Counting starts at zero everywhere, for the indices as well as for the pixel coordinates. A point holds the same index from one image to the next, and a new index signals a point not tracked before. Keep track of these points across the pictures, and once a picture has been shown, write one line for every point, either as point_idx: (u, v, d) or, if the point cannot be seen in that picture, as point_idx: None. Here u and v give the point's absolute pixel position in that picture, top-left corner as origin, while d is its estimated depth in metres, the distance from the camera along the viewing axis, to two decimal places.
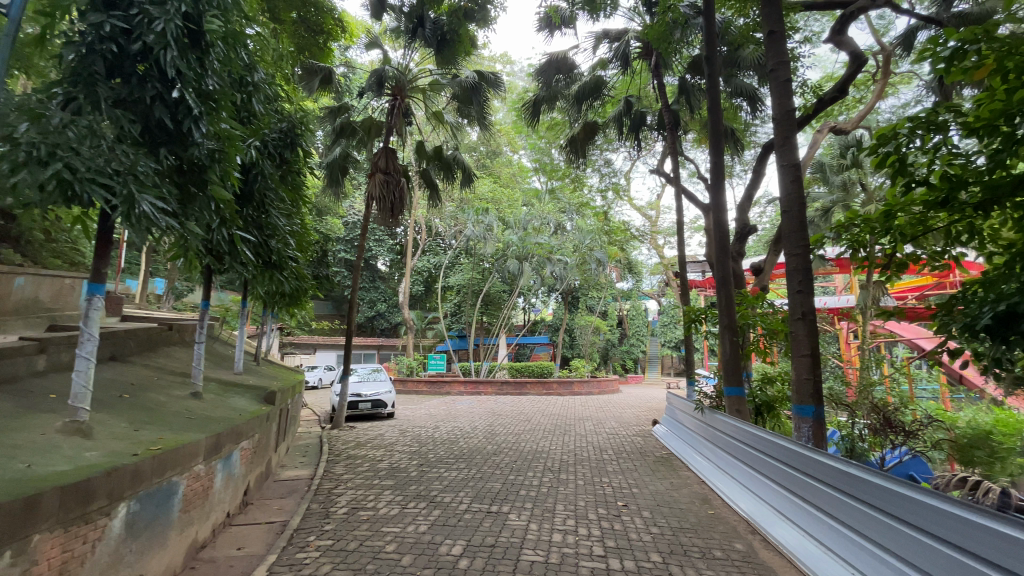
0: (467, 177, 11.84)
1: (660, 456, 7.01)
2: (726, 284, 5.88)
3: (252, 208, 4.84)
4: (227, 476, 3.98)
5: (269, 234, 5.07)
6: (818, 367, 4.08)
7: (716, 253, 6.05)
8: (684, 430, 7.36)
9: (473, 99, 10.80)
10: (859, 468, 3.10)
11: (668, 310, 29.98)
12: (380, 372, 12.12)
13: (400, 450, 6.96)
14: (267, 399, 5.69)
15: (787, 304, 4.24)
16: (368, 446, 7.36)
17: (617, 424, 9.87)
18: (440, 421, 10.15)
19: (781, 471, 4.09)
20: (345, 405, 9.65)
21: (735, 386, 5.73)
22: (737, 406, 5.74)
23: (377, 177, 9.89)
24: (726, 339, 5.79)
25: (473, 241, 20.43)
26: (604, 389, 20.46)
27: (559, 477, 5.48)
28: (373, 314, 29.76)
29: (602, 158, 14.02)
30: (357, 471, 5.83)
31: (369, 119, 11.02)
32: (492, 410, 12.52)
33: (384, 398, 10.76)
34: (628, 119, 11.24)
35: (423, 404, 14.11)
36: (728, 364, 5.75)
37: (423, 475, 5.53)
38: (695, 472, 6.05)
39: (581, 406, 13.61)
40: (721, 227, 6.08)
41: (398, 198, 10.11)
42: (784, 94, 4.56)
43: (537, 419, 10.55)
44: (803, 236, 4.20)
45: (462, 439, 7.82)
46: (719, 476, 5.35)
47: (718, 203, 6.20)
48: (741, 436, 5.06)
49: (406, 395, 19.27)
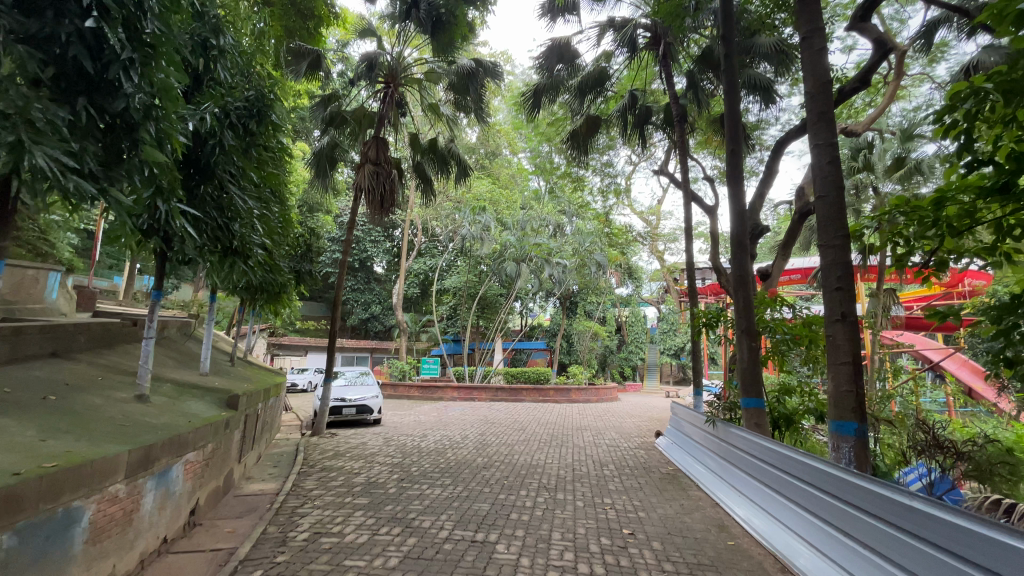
0: (462, 170, 11.18)
1: (666, 472, 6.40)
2: (744, 283, 5.29)
3: (209, 184, 4.24)
4: (162, 496, 3.37)
5: (230, 217, 4.46)
6: (860, 378, 3.47)
7: (734, 249, 5.49)
8: (694, 444, 6.72)
9: (469, 87, 10.18)
10: (919, 500, 2.53)
11: (668, 317, 29.44)
12: (368, 376, 11.48)
13: (380, 462, 6.32)
14: (229, 403, 5.07)
15: (822, 304, 3.65)
16: (346, 457, 6.72)
17: (617, 435, 9.25)
18: (429, 429, 9.50)
19: (813, 497, 3.50)
20: (326, 410, 9.01)
21: (754, 396, 5.09)
22: (755, 420, 5.07)
23: (366, 167, 9.27)
24: (744, 345, 5.17)
25: (469, 241, 19.84)
26: (603, 396, 19.79)
27: (555, 497, 4.86)
28: (367, 316, 29.12)
29: (604, 157, 13.47)
30: (329, 485, 5.20)
31: (362, 109, 10.56)
32: (485, 417, 11.85)
33: (371, 403, 10.08)
34: (632, 114, 10.68)
35: (413, 409, 13.48)
36: (746, 372, 5.12)
37: (402, 493, 4.91)
38: (705, 492, 5.42)
39: (579, 415, 12.98)
40: (741, 221, 5.51)
41: (388, 190, 9.49)
42: (818, 66, 4.01)
43: (532, 428, 9.91)
44: (842, 225, 3.63)
45: (451, 450, 7.19)
46: (734, 498, 4.75)
47: (736, 197, 5.62)
48: (760, 454, 4.47)
49: (397, 399, 18.60)
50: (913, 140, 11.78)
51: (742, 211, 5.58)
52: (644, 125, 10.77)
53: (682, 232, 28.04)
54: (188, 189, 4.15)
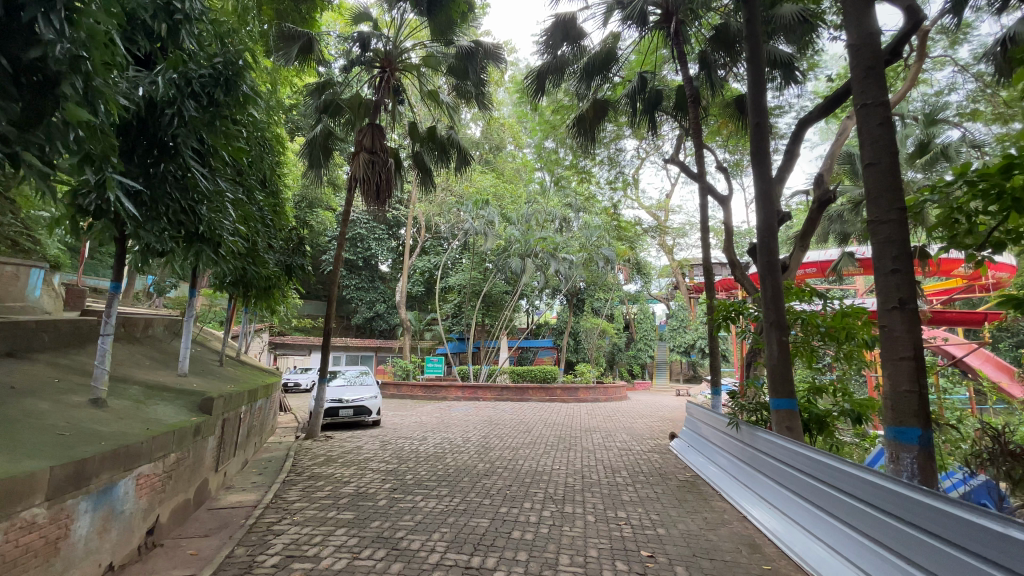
0: (462, 159, 10.60)
1: (684, 479, 5.86)
2: (773, 270, 4.71)
3: (169, 160, 3.74)
4: (102, 517, 2.92)
5: (195, 197, 3.96)
6: (923, 375, 2.94)
7: (761, 234, 4.92)
8: (713, 447, 6.22)
9: (468, 70, 9.56)
10: (985, 516, 2.07)
11: (677, 313, 28.88)
12: (367, 375, 11.01)
13: (373, 470, 5.82)
14: (202, 408, 4.61)
15: (874, 289, 3.12)
16: (337, 463, 6.22)
17: (629, 437, 8.72)
18: (429, 431, 9.02)
19: (853, 509, 3.02)
20: (320, 412, 8.54)
21: (785, 397, 4.51)
22: (787, 423, 4.49)
23: (361, 155, 8.73)
24: (773, 340, 4.61)
25: (473, 236, 19.35)
26: (612, 395, 19.21)
27: (563, 512, 4.34)
28: (371, 315, 28.74)
29: (613, 144, 12.92)
30: (314, 497, 4.73)
31: (358, 97, 10.04)
32: (489, 418, 11.32)
33: (369, 404, 9.58)
34: (641, 99, 10.14)
35: (415, 410, 13.02)
36: (776, 369, 4.56)
37: (392, 507, 4.41)
38: (728, 502, 4.90)
39: (587, 415, 12.46)
40: (768, 203, 4.93)
41: (385, 179, 8.91)
42: (862, 15, 3.48)
43: (539, 430, 9.41)
44: (897, 195, 3.10)
45: (451, 455, 6.69)
46: (760, 507, 4.25)
47: (763, 176, 5.02)
48: (789, 459, 3.98)
49: (400, 399, 18.17)
50: (937, 124, 11.19)
51: (769, 192, 5.00)
52: (654, 109, 10.22)
53: (690, 226, 27.43)
54: (143, 167, 3.66)
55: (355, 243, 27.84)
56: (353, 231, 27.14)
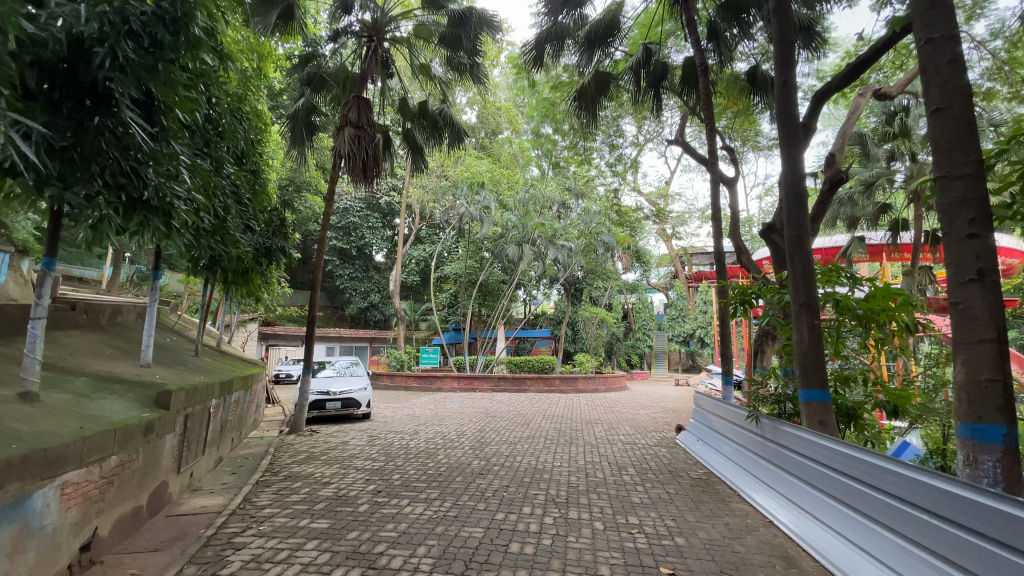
0: (456, 136, 10.00)
1: (696, 477, 5.37)
2: (803, 245, 4.18)
3: (107, 114, 3.19)
4: (14, 535, 2.41)
5: (139, 159, 3.37)
6: (1008, 362, 2.46)
7: (788, 206, 4.33)
8: (726, 440, 5.86)
9: (462, 38, 8.92)
10: None
11: (677, 302, 28.43)
12: (357, 366, 10.50)
13: (357, 469, 5.30)
14: (159, 402, 4.08)
15: (946, 261, 2.63)
16: (319, 461, 5.71)
17: (632, 429, 8.25)
18: (421, 425, 8.53)
19: (903, 514, 2.66)
20: (305, 405, 8.01)
21: (818, 387, 4.01)
22: (820, 417, 4.00)
23: (346, 130, 8.10)
24: (803, 325, 4.09)
25: (468, 222, 18.78)
26: (611, 385, 18.77)
27: (567, 518, 3.84)
28: (366, 305, 28.21)
29: (614, 125, 12.41)
30: (286, 502, 4.20)
31: (343, 70, 9.40)
32: (485, 410, 10.84)
33: (357, 397, 9.07)
34: (646, 73, 9.56)
35: (407, 402, 12.53)
36: (806, 357, 4.06)
37: (374, 513, 3.90)
38: (749, 504, 4.44)
39: (587, 406, 12.01)
40: (796, 170, 4.32)
41: (372, 156, 8.30)
42: None
43: (537, 422, 8.93)
44: (972, 146, 2.60)
45: (443, 451, 6.19)
46: (786, 508, 3.88)
47: (790, 140, 4.38)
48: (820, 456, 3.60)
49: (393, 391, 17.69)
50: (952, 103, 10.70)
51: (797, 158, 4.36)
52: (660, 83, 9.64)
53: (690, 214, 26.95)
54: (76, 121, 3.11)
55: (348, 232, 27.23)
56: (346, 220, 26.55)
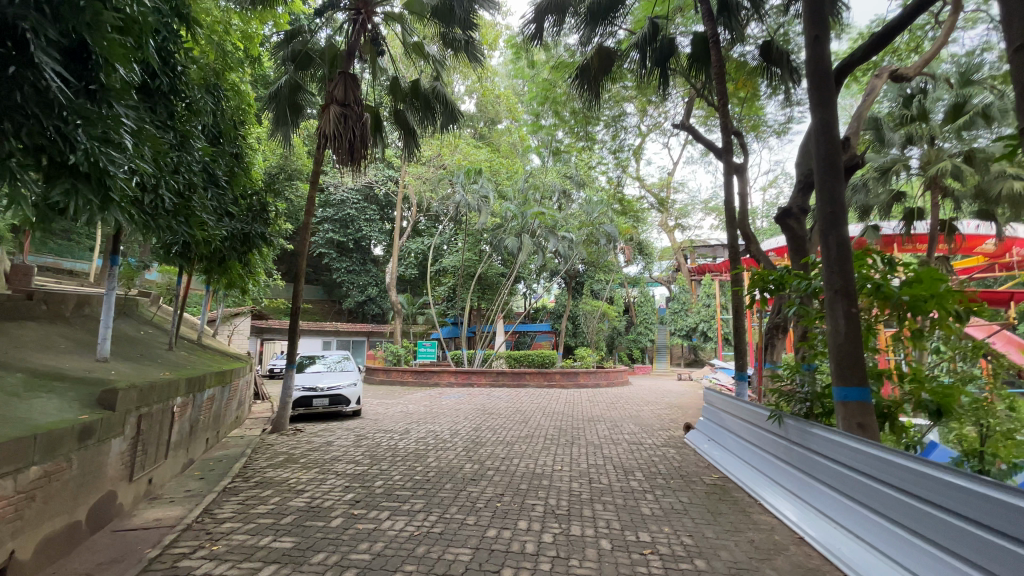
0: (449, 116, 9.42)
1: (710, 482, 4.87)
2: (838, 222, 3.66)
3: (24, 63, 2.70)
4: None
5: (65, 116, 2.90)
6: None
7: (821, 178, 3.79)
8: (738, 440, 5.42)
9: (456, 10, 8.36)
10: None
11: (680, 296, 27.92)
12: (348, 361, 10.00)
13: (336, 475, 4.81)
14: (103, 402, 3.59)
15: None
16: (297, 465, 5.22)
17: (637, 428, 7.75)
18: (414, 423, 8.05)
19: (968, 537, 2.23)
20: (289, 402, 7.51)
21: (856, 385, 3.52)
22: (859, 419, 3.51)
23: (331, 108, 7.55)
24: (838, 314, 3.59)
25: (465, 211, 18.23)
26: (613, 380, 18.28)
27: (569, 536, 3.34)
28: (363, 299, 27.75)
29: (616, 109, 11.90)
30: (250, 516, 3.71)
31: (330, 46, 8.82)
32: (482, 407, 10.35)
33: (346, 393, 8.57)
34: (652, 50, 8.99)
35: (402, 397, 12.05)
36: (842, 351, 3.56)
37: (349, 529, 3.40)
38: (773, 515, 3.94)
39: (589, 402, 11.52)
40: (830, 138, 3.77)
41: (359, 136, 7.76)
42: None
43: (536, 420, 8.44)
44: None
45: (433, 454, 5.69)
46: (813, 519, 3.47)
47: (824, 103, 3.83)
48: (858, 463, 3.14)
49: (390, 385, 17.23)
50: (971, 86, 10.30)
51: (831, 123, 3.82)
52: (666, 61, 9.11)
53: (693, 205, 26.41)
54: None
55: (345, 224, 26.75)
56: (343, 212, 26.04)
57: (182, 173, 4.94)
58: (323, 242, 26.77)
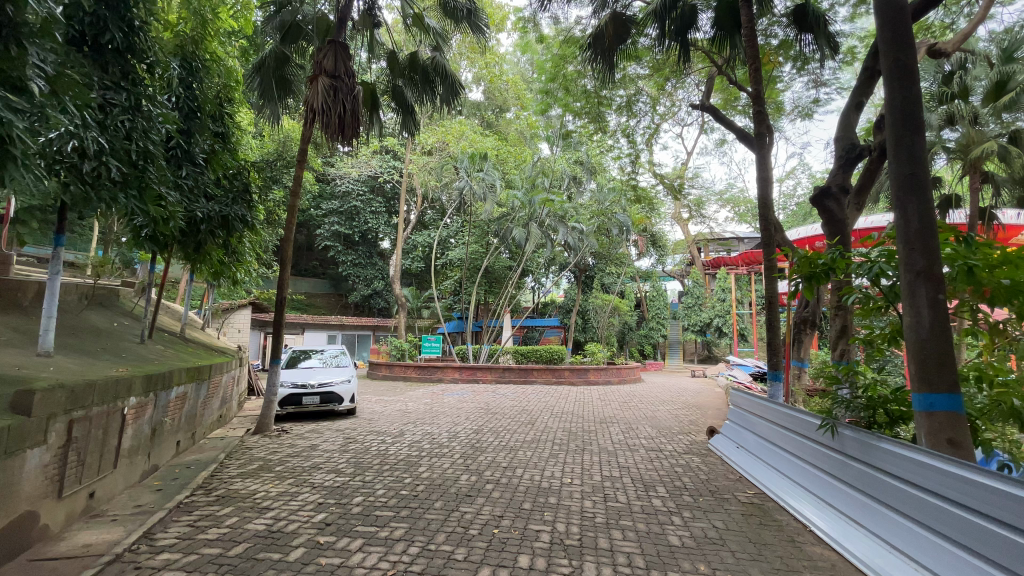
0: (451, 90, 8.71)
1: (745, 500, 4.17)
2: (921, 186, 2.94)
3: None
4: None
5: None
6: None
7: (897, 133, 3.07)
8: (772, 449, 4.70)
9: None
10: None
11: (693, 290, 27.03)
12: (345, 356, 9.40)
13: (311, 488, 4.17)
14: (16, 405, 2.98)
15: None
16: (270, 475, 4.60)
17: (655, 431, 7.05)
18: (410, 423, 7.42)
19: None
20: (274, 401, 6.91)
21: (945, 392, 2.81)
22: (948, 434, 2.78)
23: (319, 79, 6.89)
24: (918, 302, 2.87)
25: (470, 200, 17.53)
26: (625, 376, 17.56)
27: None
28: (369, 292, 27.26)
29: (632, 87, 11.11)
30: (194, 545, 3.07)
31: (322, 15, 8.12)
32: (487, 405, 9.70)
33: (339, 391, 7.96)
34: (671, 20, 8.18)
35: (403, 394, 11.46)
36: (925, 348, 2.84)
37: (308, 566, 2.74)
38: (828, 546, 3.25)
39: (601, 401, 10.84)
40: (907, 86, 3.06)
41: (350, 111, 7.10)
42: None
43: (544, 421, 7.78)
44: None
45: (427, 462, 5.04)
46: (883, 555, 2.76)
47: (900, 41, 3.11)
48: (941, 486, 2.47)
49: (393, 382, 16.63)
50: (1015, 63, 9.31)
51: (910, 66, 3.08)
52: (687, 31, 8.32)
53: (708, 196, 25.47)
54: None
55: (351, 217, 26.22)
56: (348, 204, 25.51)
57: (133, 140, 4.28)
58: (328, 235, 26.26)
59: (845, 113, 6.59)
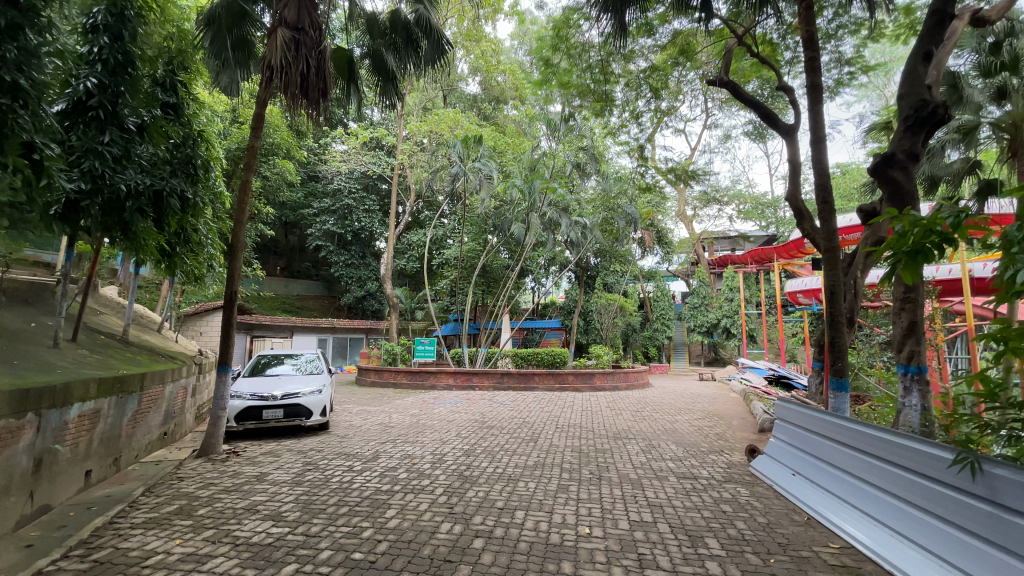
0: (436, 49, 7.48)
1: (833, 562, 3.01)
2: None
3: None
4: None
5: None
6: None
7: None
8: (843, 480, 3.61)
9: None
10: None
11: (700, 289, 25.93)
12: (320, 361, 8.24)
13: (232, 547, 3.01)
14: None
15: None
16: (187, 523, 3.44)
17: (681, 451, 5.89)
18: (388, 443, 6.23)
19: None
20: (224, 417, 5.75)
21: None
22: None
23: (277, 31, 5.79)
24: None
25: (465, 192, 16.37)
26: (632, 381, 16.42)
27: None
28: (363, 294, 26.15)
29: (642, 59, 9.91)
30: None
31: None
32: (482, 417, 8.52)
33: (308, 403, 6.80)
34: None
35: (390, 403, 10.30)
36: None
37: None
38: None
39: (611, 411, 9.67)
40: None
41: (314, 71, 6.00)
42: None
43: (548, 437, 6.64)
44: None
45: (398, 502, 3.87)
46: None
47: None
48: None
49: (383, 389, 15.48)
50: None
51: None
52: None
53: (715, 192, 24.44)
54: None
55: (344, 215, 25.01)
56: (340, 202, 24.38)
57: None
58: (320, 234, 25.17)
59: (910, 66, 5.46)
